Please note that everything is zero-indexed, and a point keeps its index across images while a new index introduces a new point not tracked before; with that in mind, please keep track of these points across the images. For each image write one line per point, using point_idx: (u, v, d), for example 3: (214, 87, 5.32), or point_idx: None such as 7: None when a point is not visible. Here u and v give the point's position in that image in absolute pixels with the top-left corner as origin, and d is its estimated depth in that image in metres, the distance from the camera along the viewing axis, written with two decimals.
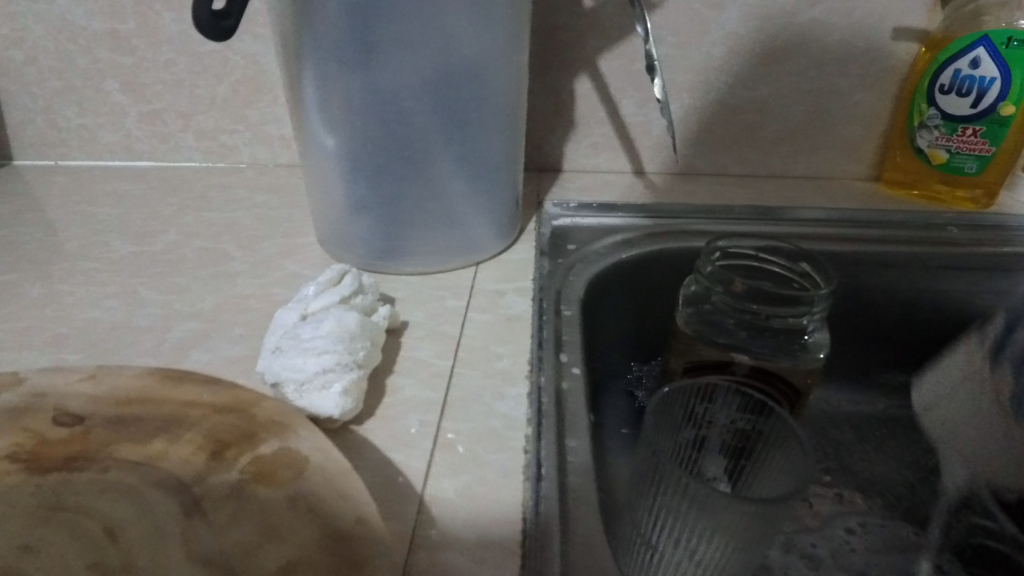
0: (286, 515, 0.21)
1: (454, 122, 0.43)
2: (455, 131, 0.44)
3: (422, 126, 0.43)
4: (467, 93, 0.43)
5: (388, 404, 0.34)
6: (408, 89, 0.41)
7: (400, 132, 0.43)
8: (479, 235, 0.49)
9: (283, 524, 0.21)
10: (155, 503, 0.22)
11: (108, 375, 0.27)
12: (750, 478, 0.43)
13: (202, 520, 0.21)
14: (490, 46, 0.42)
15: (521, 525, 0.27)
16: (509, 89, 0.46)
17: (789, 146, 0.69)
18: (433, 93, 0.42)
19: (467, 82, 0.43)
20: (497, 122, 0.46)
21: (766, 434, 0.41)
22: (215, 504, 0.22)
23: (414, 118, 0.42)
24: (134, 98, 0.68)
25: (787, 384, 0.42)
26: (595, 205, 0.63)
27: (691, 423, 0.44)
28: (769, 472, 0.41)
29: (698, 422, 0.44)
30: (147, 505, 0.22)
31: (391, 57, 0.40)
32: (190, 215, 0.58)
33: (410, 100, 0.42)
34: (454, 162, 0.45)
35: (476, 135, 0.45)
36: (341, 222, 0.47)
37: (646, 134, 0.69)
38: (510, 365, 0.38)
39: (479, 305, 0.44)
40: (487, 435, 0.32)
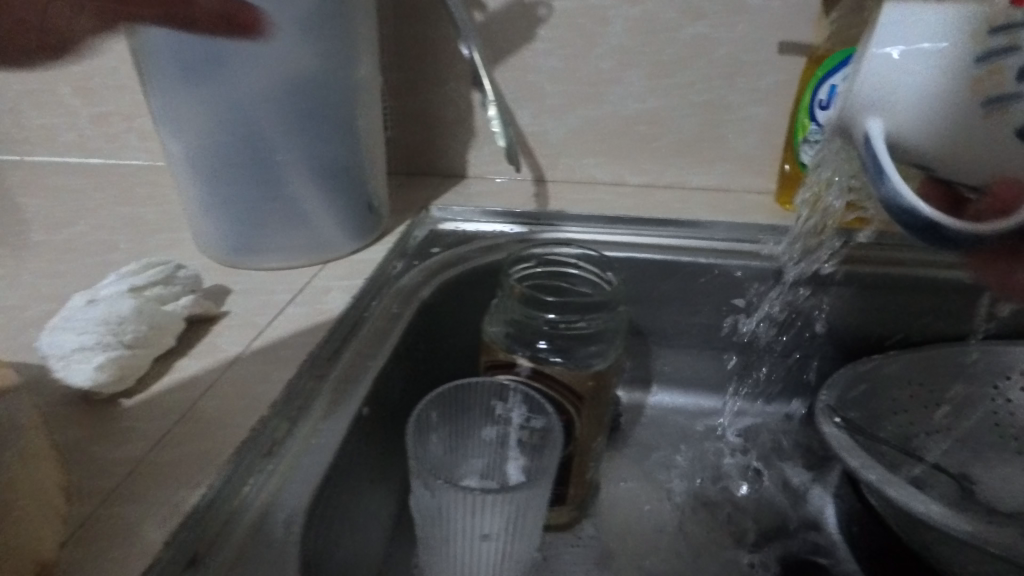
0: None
1: (289, 131, 0.48)
2: (287, 141, 0.49)
3: (254, 137, 0.48)
4: (295, 108, 0.48)
5: (163, 382, 0.39)
6: (236, 104, 0.46)
7: (234, 141, 0.48)
8: (326, 234, 0.54)
9: None
10: None
11: None
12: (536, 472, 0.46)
13: None
14: (316, 67, 0.47)
15: (205, 489, 0.31)
16: (345, 103, 0.50)
17: (684, 158, 0.70)
18: (270, 105, 0.47)
19: (295, 98, 0.47)
20: (336, 129, 0.50)
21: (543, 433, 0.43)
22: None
23: (255, 128, 0.47)
24: (84, 101, 0.76)
25: (570, 388, 0.44)
26: (479, 210, 0.66)
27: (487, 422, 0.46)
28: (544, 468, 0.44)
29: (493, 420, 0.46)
30: None
31: (217, 77, 0.45)
32: (107, 209, 0.65)
33: (238, 114, 0.47)
34: (297, 166, 0.50)
35: (312, 143, 0.50)
36: (197, 219, 0.53)
37: (543, 143, 0.71)
38: (294, 354, 0.42)
39: (302, 300, 0.48)
40: (229, 413, 0.36)
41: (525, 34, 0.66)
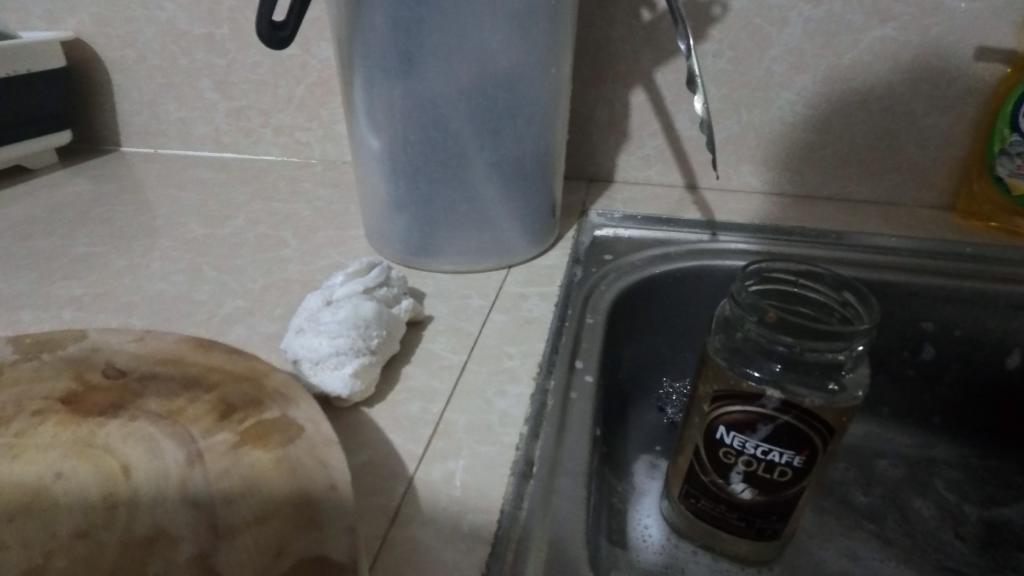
0: (270, 475, 0.24)
1: (488, 129, 0.45)
2: (489, 138, 0.46)
3: (459, 133, 0.45)
4: (502, 103, 0.45)
5: (398, 390, 0.36)
6: (446, 98, 0.44)
7: (438, 137, 0.45)
8: (512, 238, 0.51)
9: (265, 481, 0.24)
10: (167, 451, 0.26)
11: (152, 339, 0.32)
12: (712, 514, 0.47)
13: (201, 471, 0.25)
14: (528, 60, 0.44)
15: (495, 515, 0.29)
16: (548, 99, 0.47)
17: (852, 168, 0.66)
18: (473, 101, 0.44)
19: (504, 92, 0.45)
20: (533, 129, 0.47)
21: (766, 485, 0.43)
22: (214, 457, 0.25)
23: (459, 123, 0.45)
24: (223, 95, 0.75)
25: (818, 420, 0.40)
26: (639, 217, 0.63)
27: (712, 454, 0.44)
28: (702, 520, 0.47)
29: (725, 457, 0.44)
30: (161, 452, 0.26)
31: (431, 67, 0.42)
32: (258, 204, 0.64)
33: (448, 108, 0.44)
34: (492, 167, 0.47)
35: (509, 143, 0.47)
36: (383, 217, 0.51)
37: (699, 149, 0.68)
38: (519, 365, 0.39)
39: (501, 306, 0.46)
40: (482, 428, 0.34)
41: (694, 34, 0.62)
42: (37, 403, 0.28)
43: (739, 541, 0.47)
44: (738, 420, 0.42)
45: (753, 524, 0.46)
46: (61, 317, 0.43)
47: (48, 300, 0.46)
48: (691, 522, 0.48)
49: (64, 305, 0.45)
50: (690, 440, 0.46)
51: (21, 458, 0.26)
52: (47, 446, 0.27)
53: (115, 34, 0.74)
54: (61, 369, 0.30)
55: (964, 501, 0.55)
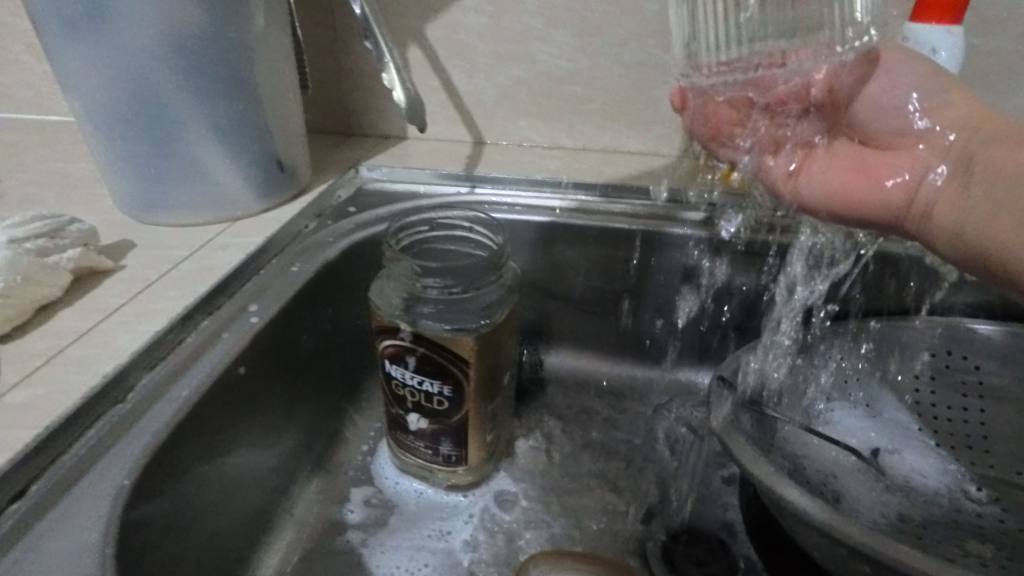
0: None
1: (171, 83, 0.49)
2: (188, 93, 0.50)
3: (156, 90, 0.49)
4: (195, 61, 0.49)
5: (37, 330, 0.40)
6: (133, 55, 0.47)
7: (137, 94, 0.49)
8: (234, 192, 0.55)
9: None
10: None
11: None
12: (407, 438, 0.51)
13: None
14: (213, 22, 0.48)
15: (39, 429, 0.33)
16: (246, 61, 0.51)
17: (619, 121, 0.68)
18: (144, 54, 0.47)
19: (191, 49, 0.48)
20: (222, 81, 0.50)
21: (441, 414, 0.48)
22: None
23: (146, 80, 0.48)
24: (36, 57, 0.77)
25: (450, 351, 0.44)
26: (407, 172, 0.66)
27: (394, 388, 0.48)
28: (405, 444, 0.51)
29: (398, 388, 0.48)
30: None
31: (116, 26, 0.46)
32: (45, 163, 0.67)
33: (137, 65, 0.48)
34: (194, 122, 0.51)
35: (198, 97, 0.50)
36: (107, 173, 0.53)
37: (478, 104, 0.70)
38: (170, 307, 0.43)
39: (198, 255, 0.50)
40: (89, 360, 0.38)
41: None
42: None
43: (434, 468, 0.52)
44: (393, 351, 0.46)
45: (437, 450, 0.50)
46: None
47: None
48: (397, 452, 0.53)
49: None
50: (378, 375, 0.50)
51: None
52: None
53: None
54: None
55: (680, 428, 0.60)
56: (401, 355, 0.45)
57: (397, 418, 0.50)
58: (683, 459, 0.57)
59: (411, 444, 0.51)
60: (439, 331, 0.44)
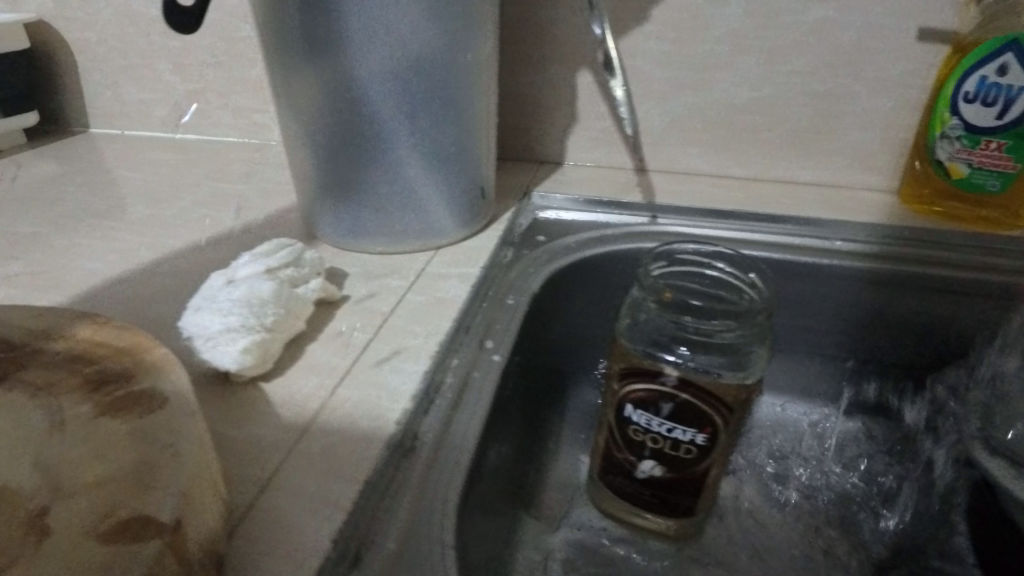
0: (122, 444, 0.25)
1: (400, 110, 0.47)
2: (410, 122, 0.48)
3: (380, 118, 0.47)
4: (421, 89, 0.47)
5: (297, 367, 0.37)
6: (364, 83, 0.46)
7: (361, 122, 0.47)
8: (437, 220, 0.53)
9: (115, 448, 0.25)
10: (32, 421, 0.27)
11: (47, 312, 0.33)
12: (629, 484, 0.48)
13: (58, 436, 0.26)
14: (444, 48, 0.46)
15: (360, 485, 0.30)
16: (465, 88, 0.49)
17: (797, 151, 0.66)
18: (381, 82, 0.46)
19: (419, 77, 0.46)
20: (448, 110, 0.49)
21: (683, 462, 0.45)
22: (72, 426, 0.26)
23: (371, 109, 0.47)
24: (182, 77, 0.76)
25: (715, 398, 0.41)
26: (582, 200, 0.64)
27: (630, 433, 0.46)
28: (627, 490, 0.49)
29: (637, 434, 0.45)
30: (25, 421, 0.27)
31: (350, 53, 0.44)
32: (207, 184, 0.65)
33: (366, 93, 0.46)
34: (410, 151, 0.49)
35: (423, 127, 0.48)
36: (312, 199, 0.52)
37: (647, 130, 0.68)
38: (422, 343, 0.40)
39: (420, 286, 0.47)
40: (370, 403, 0.35)
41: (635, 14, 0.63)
42: None
43: (656, 516, 0.49)
44: (643, 396, 0.43)
45: (665, 498, 0.48)
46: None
47: None
48: (611, 497, 0.51)
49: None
50: (604, 417, 0.48)
51: None
52: None
53: (75, 16, 0.75)
54: None
55: (886, 479, 0.56)
56: (654, 400, 0.43)
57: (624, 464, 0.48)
58: (899, 517, 0.54)
59: (633, 490, 0.49)
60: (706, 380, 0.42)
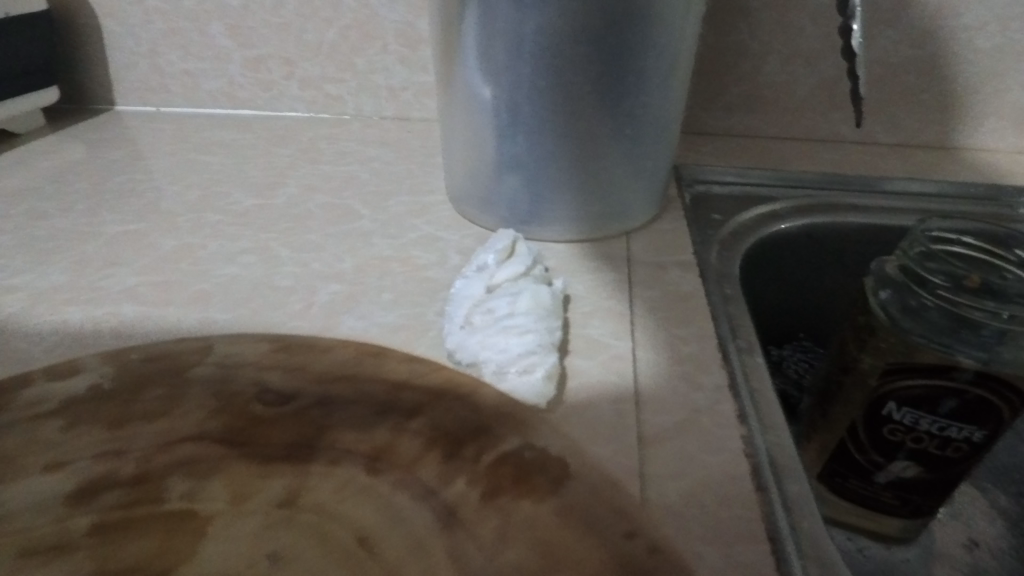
0: (567, 538, 0.20)
1: (630, 74, 0.38)
2: (629, 84, 0.38)
3: (595, 79, 0.38)
4: (651, 42, 0.37)
5: (575, 389, 0.30)
6: (587, 34, 0.36)
7: (571, 84, 0.38)
8: (633, 201, 0.44)
9: (564, 546, 0.19)
10: (410, 513, 0.21)
11: (308, 350, 0.27)
12: (867, 491, 0.43)
13: (467, 535, 0.20)
14: None
15: (769, 546, 0.23)
16: (688, 40, 0.40)
17: (951, 113, 0.61)
18: (617, 38, 0.36)
19: (650, 27, 0.37)
20: (673, 70, 0.40)
21: (947, 465, 0.40)
22: (476, 517, 0.21)
23: (587, 70, 0.37)
24: (240, 42, 0.65)
25: (1017, 393, 0.36)
26: (736, 170, 0.57)
27: (886, 435, 0.40)
28: (861, 497, 0.44)
29: (896, 435, 0.40)
30: (404, 515, 0.21)
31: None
32: (304, 167, 0.56)
33: (585, 47, 0.36)
34: (622, 121, 0.40)
35: (648, 92, 0.40)
36: (486, 181, 0.43)
37: (790, 94, 0.62)
38: (697, 350, 0.33)
39: (641, 279, 0.39)
40: (696, 431, 0.28)
41: None
42: (185, 447, 0.24)
43: (889, 519, 0.44)
44: (919, 392, 0.38)
45: (908, 502, 0.43)
46: (122, 316, 0.36)
47: (94, 293, 0.38)
48: (835, 502, 0.45)
49: (119, 299, 0.37)
50: (844, 416, 0.42)
51: (208, 529, 0.22)
52: (235, 511, 0.22)
53: None
54: (219, 409, 0.25)
55: None
56: (936, 397, 0.37)
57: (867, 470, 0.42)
58: None
59: (869, 497, 0.43)
60: (996, 365, 0.37)
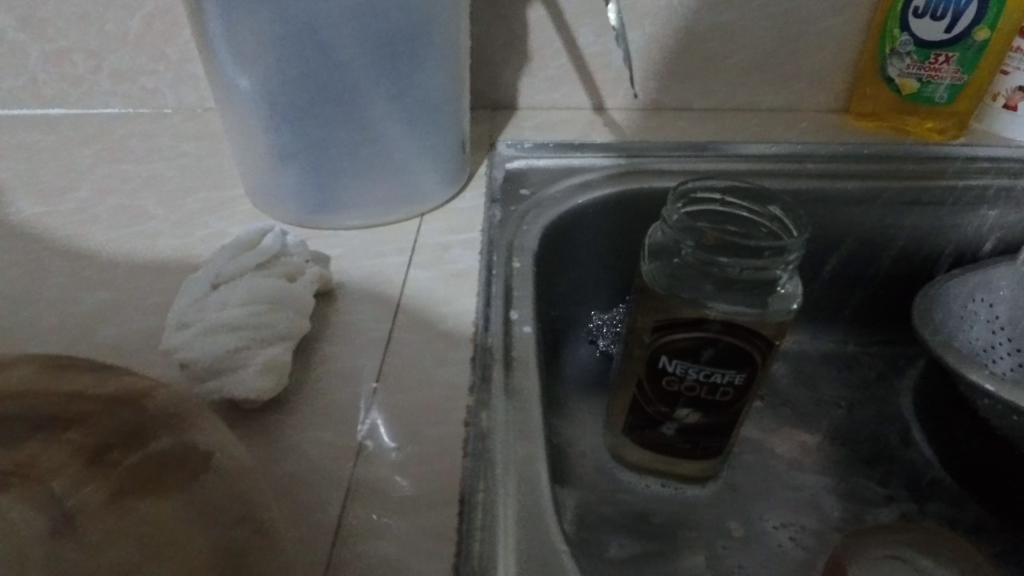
0: (178, 527, 0.21)
1: (386, 57, 0.39)
2: (388, 66, 0.40)
3: (350, 62, 0.38)
4: (402, 26, 0.39)
5: (318, 376, 0.31)
6: (331, 20, 0.37)
7: (326, 69, 0.38)
8: (424, 182, 0.46)
9: (176, 532, 0.21)
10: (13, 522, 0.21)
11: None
12: (662, 438, 0.47)
13: (75, 540, 0.21)
14: None
15: (457, 507, 0.25)
16: (447, 23, 0.41)
17: (755, 77, 0.65)
18: (363, 22, 0.37)
19: (396, 11, 0.38)
20: (434, 51, 0.41)
21: (720, 409, 0.44)
22: (92, 520, 0.21)
23: (340, 55, 0.38)
24: (35, 36, 0.61)
25: (759, 337, 0.40)
26: (551, 145, 0.59)
27: (666, 387, 0.43)
28: (658, 444, 0.47)
29: (673, 387, 0.43)
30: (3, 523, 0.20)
31: None
32: (105, 168, 0.53)
33: (334, 32, 0.37)
34: (391, 104, 0.41)
35: (405, 77, 0.41)
36: (267, 173, 0.43)
37: (607, 66, 0.64)
38: (453, 327, 0.35)
39: (422, 261, 0.41)
40: (425, 407, 0.30)
41: None
42: None
43: (686, 462, 0.48)
44: (683, 344, 0.41)
45: (697, 445, 0.47)
46: None
47: None
48: (641, 452, 0.49)
49: None
50: (631, 373, 0.45)
51: None
52: None
53: None
54: None
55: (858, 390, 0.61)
56: (696, 348, 0.41)
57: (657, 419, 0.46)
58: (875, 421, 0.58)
59: (665, 443, 0.47)
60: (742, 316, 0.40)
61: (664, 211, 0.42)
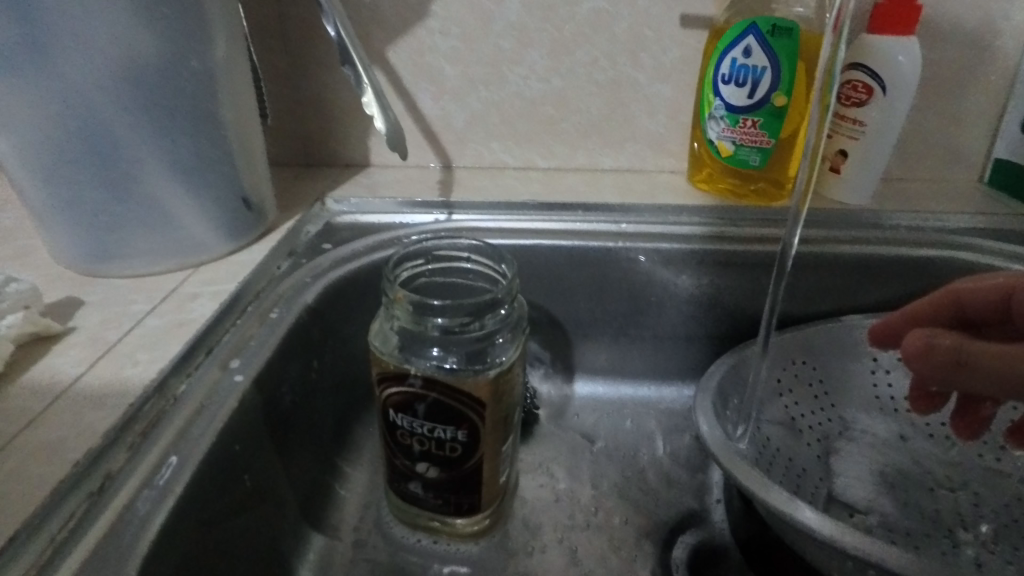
0: None
1: (158, 119, 0.43)
2: (163, 128, 0.43)
3: (121, 124, 0.42)
4: (168, 94, 0.42)
5: None
6: (100, 88, 0.40)
7: (94, 131, 0.41)
8: (204, 232, 0.48)
9: None
10: None
11: None
12: (419, 493, 0.47)
13: None
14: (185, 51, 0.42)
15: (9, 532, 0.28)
16: (218, 90, 0.46)
17: (594, 139, 0.67)
18: (128, 89, 0.41)
19: (159, 79, 0.42)
20: (205, 115, 0.45)
21: (455, 463, 0.44)
22: None
23: (105, 118, 0.41)
24: None
25: (463, 395, 0.41)
26: (378, 201, 0.62)
27: (403, 441, 0.44)
28: (416, 498, 0.47)
29: (408, 440, 0.44)
30: None
31: (73, 54, 0.39)
32: None
33: (102, 97, 0.40)
34: (164, 163, 0.44)
35: (140, 140, 0.43)
36: (48, 225, 0.46)
37: (448, 127, 0.67)
38: (140, 372, 0.38)
39: (162, 309, 0.44)
40: (51, 445, 0.33)
41: (416, 11, 0.61)
42: None
43: (447, 518, 0.48)
44: (404, 400, 0.42)
45: (449, 500, 0.47)
46: None
47: None
48: (405, 505, 0.49)
49: None
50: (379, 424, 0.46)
51: None
52: None
53: None
54: None
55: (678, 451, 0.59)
56: (412, 401, 0.42)
57: (406, 473, 0.46)
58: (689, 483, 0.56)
59: (422, 499, 0.47)
60: (447, 375, 0.41)
61: (396, 269, 0.43)
